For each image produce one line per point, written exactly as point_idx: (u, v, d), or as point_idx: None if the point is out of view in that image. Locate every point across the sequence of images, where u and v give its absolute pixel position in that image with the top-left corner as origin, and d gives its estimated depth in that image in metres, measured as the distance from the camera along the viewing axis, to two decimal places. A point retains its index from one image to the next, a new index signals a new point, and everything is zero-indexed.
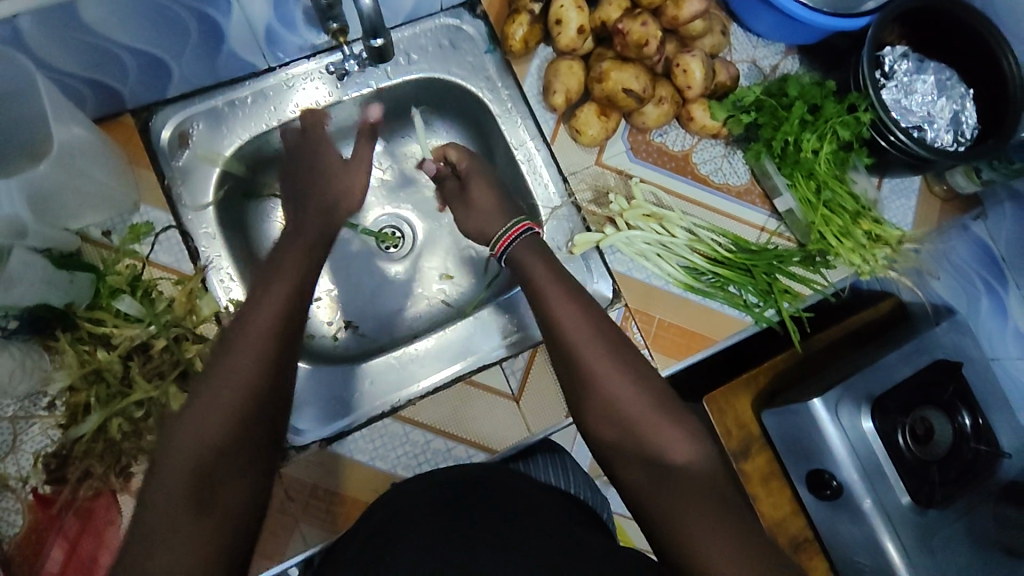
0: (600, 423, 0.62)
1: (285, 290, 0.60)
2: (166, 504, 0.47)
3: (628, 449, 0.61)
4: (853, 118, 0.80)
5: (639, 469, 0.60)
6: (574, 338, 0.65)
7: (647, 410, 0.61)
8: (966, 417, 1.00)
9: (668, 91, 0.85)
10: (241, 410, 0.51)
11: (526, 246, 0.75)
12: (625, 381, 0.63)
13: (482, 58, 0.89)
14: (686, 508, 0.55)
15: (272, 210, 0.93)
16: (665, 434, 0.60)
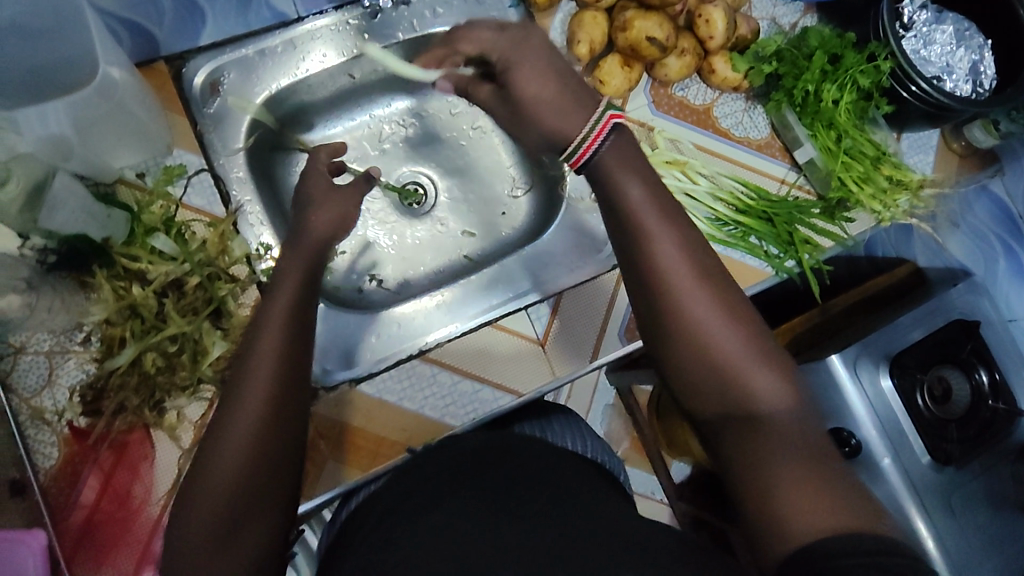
0: (675, 349, 0.55)
1: (290, 315, 0.56)
2: (197, 536, 0.48)
3: (705, 379, 0.54)
4: (873, 67, 0.82)
5: (714, 402, 0.54)
6: (653, 267, 0.56)
7: (729, 338, 0.54)
8: (983, 374, 1.01)
9: (690, 42, 0.87)
10: (260, 443, 0.50)
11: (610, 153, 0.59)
12: (706, 308, 0.55)
13: (506, 13, 0.91)
14: (762, 450, 0.50)
15: (297, 162, 0.95)
16: (760, 383, 0.53)
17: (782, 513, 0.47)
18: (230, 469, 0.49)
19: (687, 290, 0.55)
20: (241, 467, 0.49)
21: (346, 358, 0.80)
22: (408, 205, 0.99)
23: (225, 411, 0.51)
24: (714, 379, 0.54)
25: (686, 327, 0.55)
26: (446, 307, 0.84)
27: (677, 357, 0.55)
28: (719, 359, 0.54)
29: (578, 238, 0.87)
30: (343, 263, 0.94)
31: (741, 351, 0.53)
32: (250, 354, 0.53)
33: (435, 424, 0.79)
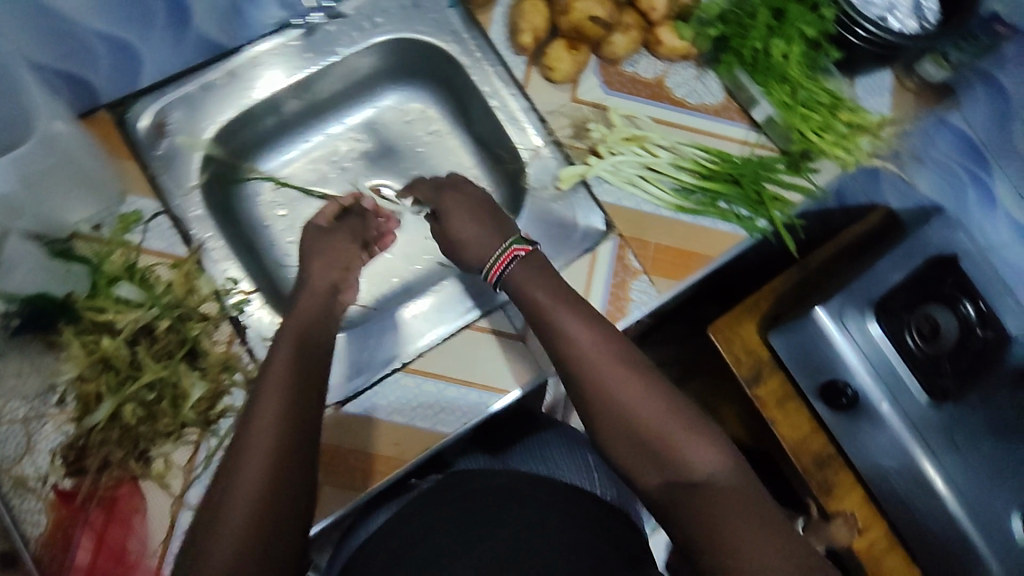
0: (616, 436, 0.63)
1: (291, 345, 0.64)
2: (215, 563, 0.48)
3: (648, 459, 0.62)
4: (817, 16, 0.82)
5: (665, 479, 0.61)
6: (590, 363, 0.65)
7: (669, 421, 0.62)
8: (969, 305, 1.01)
9: (633, 18, 0.86)
10: (274, 464, 0.53)
11: (520, 271, 0.73)
12: (643, 395, 0.64)
13: (446, 13, 0.90)
14: (720, 510, 0.55)
15: (257, 191, 0.94)
16: (689, 444, 0.61)
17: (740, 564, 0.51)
18: (249, 492, 0.51)
19: (622, 381, 0.64)
20: (254, 504, 0.51)
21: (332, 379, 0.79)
22: None
23: (238, 439, 0.55)
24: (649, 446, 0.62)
25: (624, 419, 0.63)
26: (427, 313, 0.83)
27: (617, 444, 0.63)
28: (661, 438, 0.61)
29: (546, 227, 0.87)
30: None
31: (682, 432, 0.61)
32: (258, 397, 0.57)
33: (428, 434, 0.78)
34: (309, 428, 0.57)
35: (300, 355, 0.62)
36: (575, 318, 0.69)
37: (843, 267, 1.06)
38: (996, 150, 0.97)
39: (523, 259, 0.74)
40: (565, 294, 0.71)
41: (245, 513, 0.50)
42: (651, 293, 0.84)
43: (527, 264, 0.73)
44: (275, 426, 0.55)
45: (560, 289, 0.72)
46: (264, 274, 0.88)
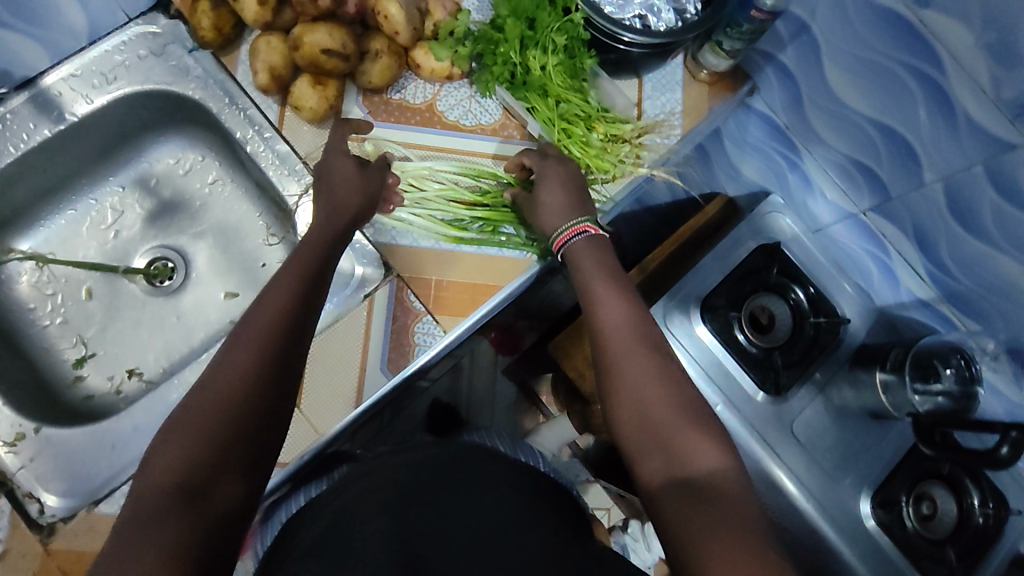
0: (627, 422, 0.59)
1: (288, 281, 0.61)
2: (155, 493, 0.47)
3: (654, 451, 0.56)
4: (569, 22, 0.77)
5: (661, 467, 0.55)
6: (615, 343, 0.62)
7: (677, 418, 0.57)
8: (799, 291, 0.95)
9: (381, 42, 0.80)
10: (236, 404, 0.52)
11: (584, 246, 0.70)
12: (666, 387, 0.59)
13: (187, 58, 0.83)
14: (707, 516, 0.50)
15: (20, 271, 0.87)
16: (698, 442, 0.55)
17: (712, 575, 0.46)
18: (210, 426, 0.51)
19: (638, 355, 0.61)
20: (211, 441, 0.50)
21: (83, 478, 0.71)
22: (158, 283, 0.90)
23: (208, 372, 0.54)
24: (651, 429, 0.57)
25: (634, 397, 0.59)
26: None
27: (625, 425, 0.59)
28: (668, 431, 0.56)
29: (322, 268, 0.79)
30: (91, 379, 0.85)
31: (692, 430, 0.56)
32: (238, 340, 0.56)
33: None
34: (285, 380, 0.56)
35: (296, 294, 0.60)
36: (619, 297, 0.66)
37: (682, 265, 1.01)
38: (801, 135, 0.92)
39: (590, 236, 0.71)
40: (615, 271, 0.69)
41: (203, 422, 0.51)
42: (436, 333, 0.77)
43: (594, 242, 0.71)
44: (247, 366, 0.54)
45: (612, 267, 0.69)
46: (18, 367, 0.81)
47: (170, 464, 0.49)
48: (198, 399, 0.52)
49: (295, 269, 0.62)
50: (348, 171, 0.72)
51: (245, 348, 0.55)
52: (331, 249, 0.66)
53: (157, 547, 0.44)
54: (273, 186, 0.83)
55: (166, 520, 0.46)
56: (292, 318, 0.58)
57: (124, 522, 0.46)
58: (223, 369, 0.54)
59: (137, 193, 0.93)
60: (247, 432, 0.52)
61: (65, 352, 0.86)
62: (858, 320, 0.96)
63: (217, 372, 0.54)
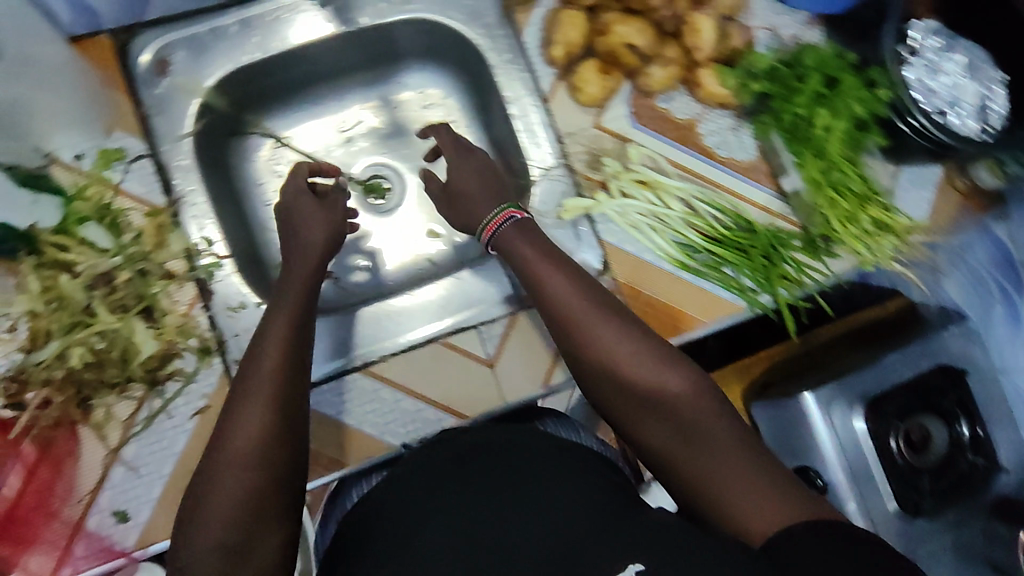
0: (604, 388, 0.64)
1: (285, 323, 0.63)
2: (200, 562, 0.51)
3: (649, 416, 0.61)
4: (871, 94, 0.76)
5: (657, 427, 0.61)
6: (577, 316, 0.66)
7: (650, 369, 0.62)
8: (966, 427, 0.96)
9: (675, 51, 0.80)
10: (252, 453, 0.54)
11: (513, 233, 0.72)
12: (621, 338, 0.64)
13: (482, 3, 0.83)
14: (705, 465, 0.57)
15: (256, 148, 0.90)
16: (670, 386, 0.61)
17: (741, 517, 0.54)
18: (231, 482, 0.53)
19: (588, 324, 0.65)
20: (237, 498, 0.52)
21: None
22: (372, 199, 0.94)
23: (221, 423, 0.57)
24: (628, 387, 0.62)
25: (605, 367, 0.64)
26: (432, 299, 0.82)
27: (609, 396, 0.64)
28: (643, 386, 0.62)
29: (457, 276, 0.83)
30: None
31: (667, 378, 0.62)
32: (241, 390, 0.58)
33: (373, 441, 0.77)
34: (291, 418, 0.58)
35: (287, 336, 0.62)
36: (560, 274, 0.69)
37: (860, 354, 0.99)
38: None
39: (519, 221, 0.73)
40: (556, 251, 0.71)
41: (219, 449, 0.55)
42: None
43: (523, 226, 0.72)
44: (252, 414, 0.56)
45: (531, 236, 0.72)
46: (245, 237, 0.86)
47: (205, 532, 0.52)
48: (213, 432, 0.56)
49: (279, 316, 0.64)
50: (310, 206, 0.75)
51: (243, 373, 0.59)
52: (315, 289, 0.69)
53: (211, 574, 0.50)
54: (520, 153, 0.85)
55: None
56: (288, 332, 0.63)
57: None
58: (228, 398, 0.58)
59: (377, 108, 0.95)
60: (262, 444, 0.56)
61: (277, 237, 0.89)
62: (1015, 473, 0.95)
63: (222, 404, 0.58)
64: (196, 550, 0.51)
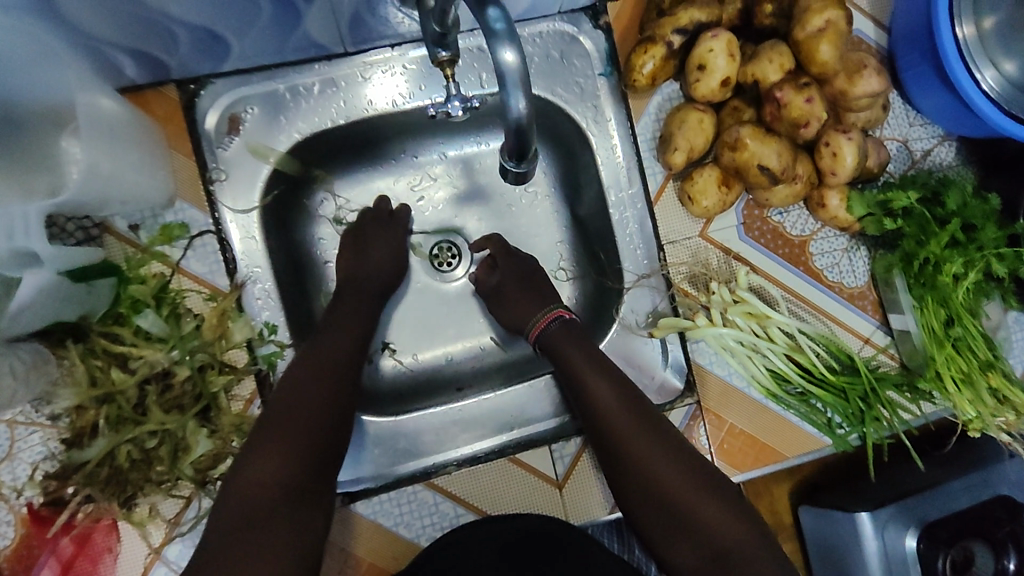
0: (638, 499, 0.65)
1: (318, 389, 0.65)
2: None
3: (681, 533, 0.63)
4: (1013, 253, 0.69)
5: (687, 546, 0.63)
6: (615, 427, 0.67)
7: (689, 488, 0.64)
8: (1013, 562, 0.92)
9: (806, 169, 0.72)
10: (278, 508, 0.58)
11: (557, 330, 0.73)
12: (657, 451, 0.66)
13: (595, 81, 0.75)
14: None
15: (322, 205, 0.80)
16: (705, 509, 0.63)
17: None
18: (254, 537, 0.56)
19: (626, 433, 0.67)
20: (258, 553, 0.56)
21: (350, 465, 0.72)
22: (438, 267, 0.85)
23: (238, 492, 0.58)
24: (663, 508, 0.64)
25: (643, 480, 0.65)
26: (493, 410, 0.75)
27: (641, 509, 0.65)
28: (676, 502, 0.64)
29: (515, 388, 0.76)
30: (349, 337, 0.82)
31: (705, 500, 0.64)
32: (263, 461, 0.60)
33: None
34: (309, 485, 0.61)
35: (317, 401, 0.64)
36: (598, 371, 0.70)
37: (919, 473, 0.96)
38: None
39: (565, 321, 0.74)
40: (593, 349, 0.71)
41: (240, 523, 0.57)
42: None
43: (569, 326, 0.74)
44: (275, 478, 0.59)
45: (570, 329, 0.73)
46: (302, 308, 0.76)
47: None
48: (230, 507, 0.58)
49: (297, 374, 0.66)
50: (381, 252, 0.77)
51: (273, 457, 0.60)
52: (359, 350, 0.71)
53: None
54: (613, 252, 0.78)
55: None
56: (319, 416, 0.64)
57: None
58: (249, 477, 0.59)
59: (458, 169, 0.85)
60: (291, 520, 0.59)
61: None
62: None
63: (241, 480, 0.59)
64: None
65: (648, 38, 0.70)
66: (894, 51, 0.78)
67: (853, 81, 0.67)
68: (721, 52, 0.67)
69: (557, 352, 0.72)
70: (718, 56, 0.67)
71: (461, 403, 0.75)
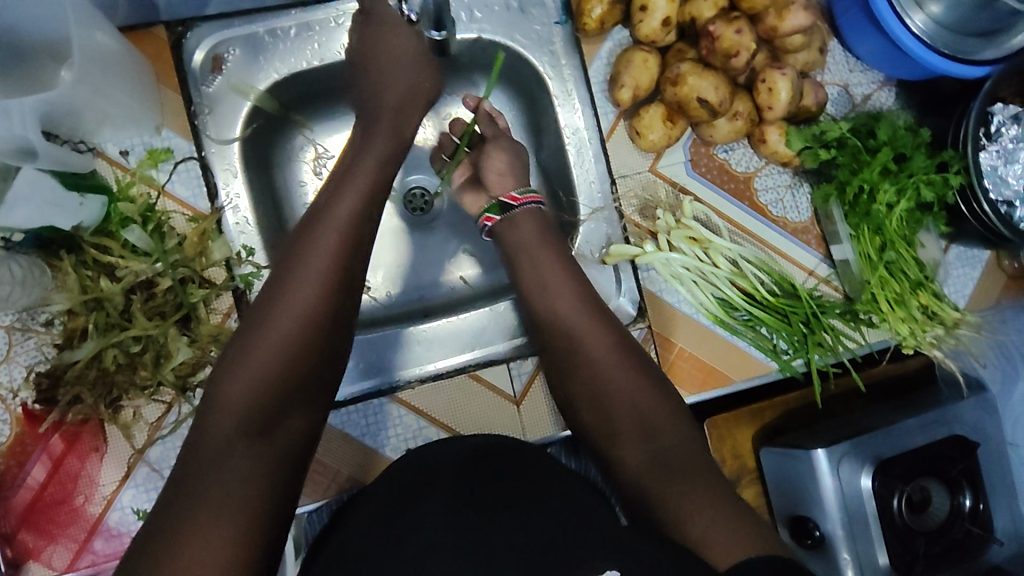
0: (585, 398, 0.69)
1: (332, 233, 0.61)
2: (223, 438, 0.52)
3: (634, 437, 0.65)
4: (941, 179, 0.72)
5: (628, 443, 0.65)
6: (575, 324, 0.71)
7: (635, 385, 0.68)
8: (967, 498, 0.84)
9: (746, 106, 0.77)
10: (298, 349, 0.57)
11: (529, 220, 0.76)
12: (608, 350, 0.70)
13: (551, 28, 0.81)
14: (678, 486, 0.60)
15: (300, 148, 0.86)
16: (648, 406, 0.67)
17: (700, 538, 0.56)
18: (272, 369, 0.55)
19: (591, 341, 0.70)
20: (272, 385, 0.55)
21: None
22: (411, 211, 0.91)
23: (255, 329, 0.57)
24: (607, 402, 0.67)
25: (601, 383, 0.68)
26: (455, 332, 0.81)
27: (586, 409, 0.69)
28: (621, 399, 0.67)
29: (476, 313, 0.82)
30: None
31: (664, 410, 0.67)
32: (279, 301, 0.58)
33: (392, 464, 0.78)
34: (328, 327, 0.59)
35: (343, 244, 0.61)
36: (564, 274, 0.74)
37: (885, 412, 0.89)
38: None
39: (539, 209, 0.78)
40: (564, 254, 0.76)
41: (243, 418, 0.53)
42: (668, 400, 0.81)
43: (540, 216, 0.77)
44: (298, 315, 0.57)
45: (547, 239, 0.76)
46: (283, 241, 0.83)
47: (229, 408, 0.54)
48: (225, 401, 0.54)
49: (305, 221, 0.63)
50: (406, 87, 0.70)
51: (285, 307, 0.58)
52: (375, 202, 0.65)
53: (219, 536, 0.48)
54: (570, 187, 0.83)
55: (241, 457, 0.52)
56: (335, 284, 0.60)
57: (194, 462, 0.52)
58: (256, 361, 0.55)
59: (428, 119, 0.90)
60: (295, 417, 0.56)
61: None
62: (1009, 544, 0.85)
63: (234, 374, 0.55)
64: (219, 423, 0.53)
65: None
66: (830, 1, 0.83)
67: (781, 18, 0.73)
68: None
69: (527, 254, 0.75)
70: None
71: (425, 325, 0.81)
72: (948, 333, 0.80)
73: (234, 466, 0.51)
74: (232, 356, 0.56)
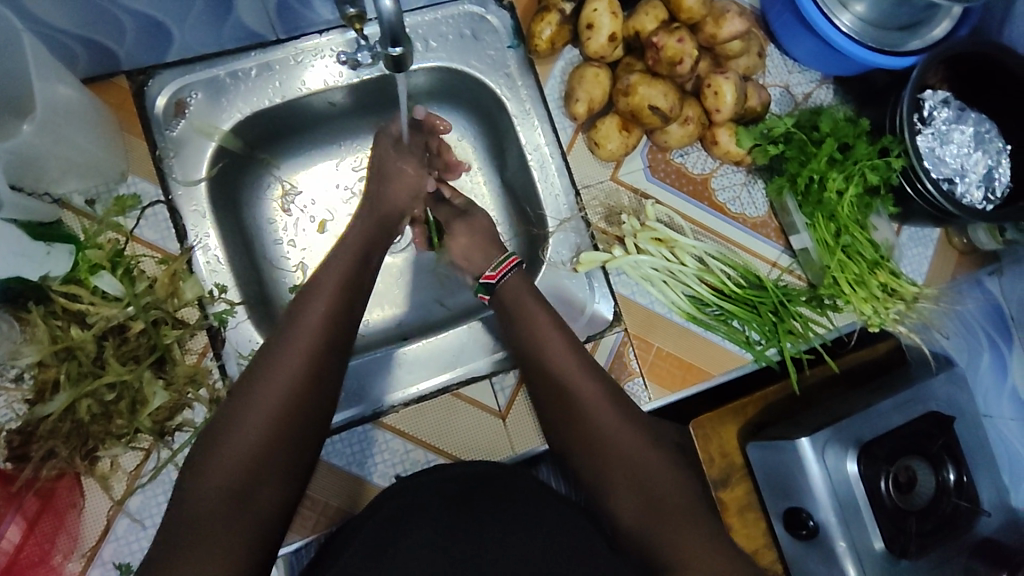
0: (578, 450, 0.68)
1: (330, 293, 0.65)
2: (208, 492, 0.53)
3: (626, 485, 0.65)
4: (884, 163, 0.76)
5: (628, 492, 0.65)
6: (565, 372, 0.71)
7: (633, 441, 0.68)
8: (951, 472, 0.86)
9: (695, 111, 0.80)
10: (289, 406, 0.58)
11: (518, 281, 0.76)
12: (600, 401, 0.70)
13: (505, 53, 0.84)
14: (672, 530, 0.62)
15: (268, 187, 0.87)
16: (640, 453, 0.66)
17: None
18: (259, 424, 0.56)
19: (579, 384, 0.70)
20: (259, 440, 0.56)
21: None
22: None
23: (248, 384, 0.59)
24: (599, 453, 0.67)
25: (580, 418, 0.69)
26: (434, 353, 0.82)
27: (580, 459, 0.68)
28: (616, 449, 0.67)
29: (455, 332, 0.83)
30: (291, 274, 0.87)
31: (647, 445, 0.68)
32: (273, 359, 0.60)
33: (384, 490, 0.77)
34: (324, 389, 0.60)
35: (333, 309, 0.64)
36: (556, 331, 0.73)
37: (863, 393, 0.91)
38: None
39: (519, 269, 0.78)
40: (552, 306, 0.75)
41: (222, 494, 0.53)
42: (643, 396, 0.81)
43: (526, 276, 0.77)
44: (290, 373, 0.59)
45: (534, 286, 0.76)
46: (256, 278, 0.83)
47: (215, 465, 0.55)
48: (215, 454, 0.55)
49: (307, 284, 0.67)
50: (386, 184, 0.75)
51: (277, 364, 0.59)
52: (362, 271, 0.70)
53: None
54: (537, 202, 0.85)
55: (226, 512, 0.53)
56: (326, 340, 0.62)
57: (180, 516, 0.53)
58: (244, 420, 0.56)
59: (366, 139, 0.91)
60: (286, 474, 0.57)
61: (286, 274, 0.87)
62: (995, 514, 0.87)
63: (227, 429, 0.56)
64: (205, 478, 0.54)
65: (544, 8, 0.80)
66: (764, 9, 0.88)
67: (718, 25, 0.78)
68: (605, 11, 0.77)
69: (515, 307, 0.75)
70: (602, 14, 0.77)
71: (403, 347, 0.81)
72: (909, 307, 0.84)
73: (216, 518, 0.52)
74: (226, 412, 0.57)
